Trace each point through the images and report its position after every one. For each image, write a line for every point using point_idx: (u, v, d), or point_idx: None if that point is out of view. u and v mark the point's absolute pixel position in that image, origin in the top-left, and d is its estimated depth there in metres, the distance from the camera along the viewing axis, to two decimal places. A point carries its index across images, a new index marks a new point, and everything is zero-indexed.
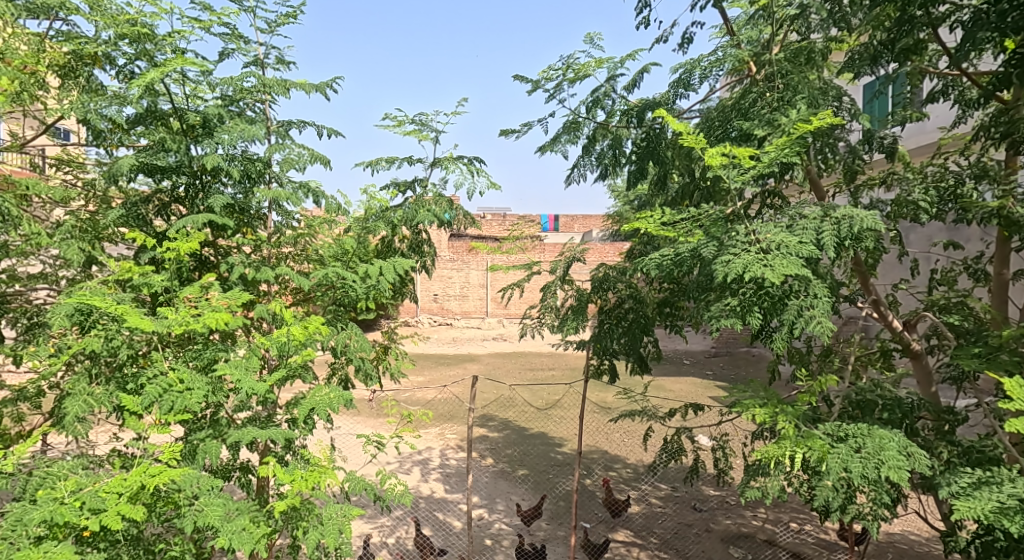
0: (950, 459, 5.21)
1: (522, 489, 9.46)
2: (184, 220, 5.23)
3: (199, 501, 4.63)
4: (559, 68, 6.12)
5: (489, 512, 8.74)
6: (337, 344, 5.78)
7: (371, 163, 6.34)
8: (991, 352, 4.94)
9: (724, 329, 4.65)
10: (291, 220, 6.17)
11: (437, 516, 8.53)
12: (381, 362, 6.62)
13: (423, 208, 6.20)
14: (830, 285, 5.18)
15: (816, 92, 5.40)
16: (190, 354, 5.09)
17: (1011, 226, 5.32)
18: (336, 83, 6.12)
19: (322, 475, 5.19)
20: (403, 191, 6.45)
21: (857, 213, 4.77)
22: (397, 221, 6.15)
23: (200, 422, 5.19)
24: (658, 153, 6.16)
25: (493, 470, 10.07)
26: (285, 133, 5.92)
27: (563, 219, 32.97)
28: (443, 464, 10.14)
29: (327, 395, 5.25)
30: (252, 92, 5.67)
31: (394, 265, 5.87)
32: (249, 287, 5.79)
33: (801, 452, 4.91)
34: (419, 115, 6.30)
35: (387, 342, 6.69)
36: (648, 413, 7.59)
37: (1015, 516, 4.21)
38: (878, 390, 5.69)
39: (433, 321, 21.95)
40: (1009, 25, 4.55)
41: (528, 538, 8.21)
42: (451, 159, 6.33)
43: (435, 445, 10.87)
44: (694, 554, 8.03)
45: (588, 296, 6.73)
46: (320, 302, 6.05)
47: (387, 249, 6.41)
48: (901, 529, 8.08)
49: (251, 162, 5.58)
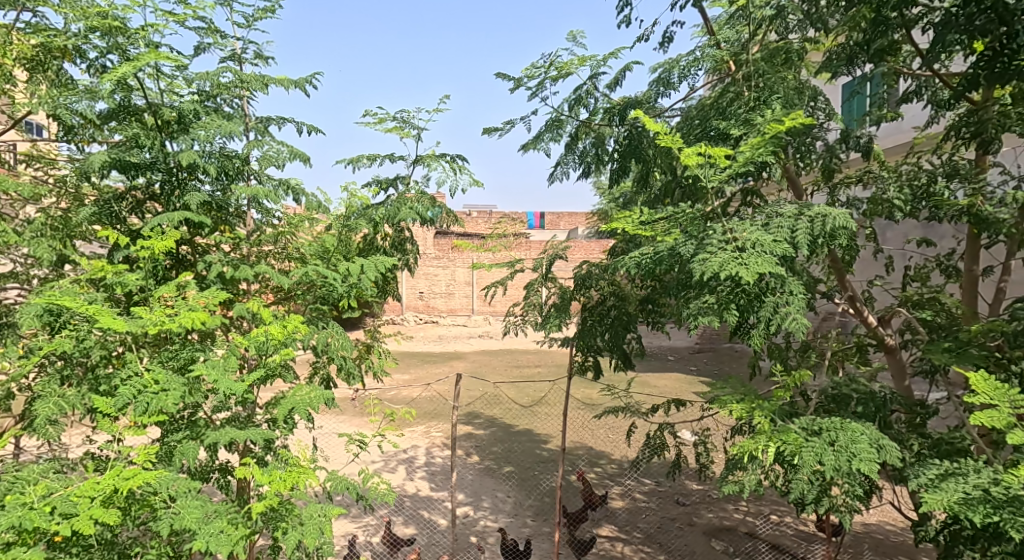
0: (920, 451, 5.30)
1: (507, 486, 9.54)
2: (158, 217, 5.23)
3: (176, 503, 4.67)
4: (542, 66, 6.12)
5: (474, 509, 8.83)
6: (318, 342, 5.79)
7: (353, 161, 6.35)
8: (960, 346, 4.93)
9: (702, 326, 4.77)
10: (271, 218, 6.20)
11: (422, 514, 8.61)
12: (364, 361, 6.64)
13: (406, 206, 6.24)
14: (805, 281, 5.36)
15: (792, 91, 5.59)
16: (167, 354, 5.10)
17: (980, 224, 5.38)
18: (315, 79, 6.13)
19: (301, 475, 5.18)
20: (385, 189, 6.48)
21: (831, 211, 4.92)
22: (380, 218, 6.19)
23: (177, 423, 5.20)
24: (640, 152, 6.17)
25: (478, 467, 10.14)
26: (264, 129, 5.94)
27: (548, 217, 33.28)
28: (429, 462, 10.21)
29: (307, 394, 5.29)
30: (229, 87, 5.68)
31: (376, 263, 5.93)
32: (228, 286, 5.80)
33: (775, 445, 5.08)
34: (401, 113, 6.32)
35: (370, 341, 6.72)
36: (631, 409, 7.71)
37: (980, 507, 4.13)
38: (854, 384, 5.88)
39: (419, 319, 22.04)
40: (977, 29, 4.48)
41: (514, 534, 8.29)
42: (434, 157, 6.38)
43: (420, 443, 10.95)
44: (677, 549, 8.16)
45: (571, 294, 6.80)
46: (302, 301, 6.07)
47: (369, 247, 6.46)
48: (877, 520, 8.25)
49: (229, 158, 5.58)
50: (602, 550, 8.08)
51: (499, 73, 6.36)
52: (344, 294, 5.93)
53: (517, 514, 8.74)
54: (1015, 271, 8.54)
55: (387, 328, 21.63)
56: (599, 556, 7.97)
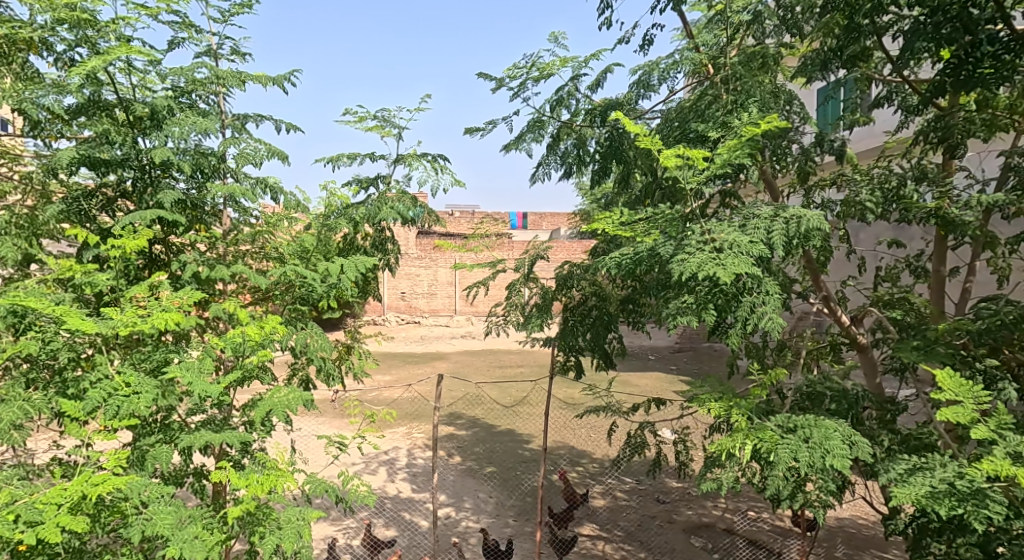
0: (891, 447, 5.44)
1: (488, 487, 9.62)
2: (130, 216, 5.22)
3: (147, 509, 4.74)
4: (524, 66, 6.20)
5: (456, 510, 8.90)
6: (297, 343, 5.82)
7: (333, 159, 6.41)
8: (928, 345, 5.01)
9: (681, 326, 4.88)
10: (248, 217, 6.26)
11: (403, 516, 8.67)
12: (344, 362, 6.69)
13: (386, 206, 6.29)
14: (781, 281, 5.49)
15: (768, 95, 5.68)
16: (139, 356, 5.10)
17: (948, 226, 5.52)
18: (293, 77, 6.17)
19: (280, 478, 5.23)
20: (365, 188, 6.54)
21: (806, 213, 5.07)
22: (360, 218, 6.25)
23: (149, 427, 5.19)
24: (621, 153, 6.32)
25: (460, 468, 10.21)
26: (241, 127, 5.99)
27: (531, 217, 33.41)
28: (410, 464, 10.26)
29: (285, 396, 5.31)
30: (205, 83, 5.71)
31: (356, 263, 5.98)
32: (203, 286, 5.80)
33: (752, 443, 5.19)
34: (381, 111, 6.39)
35: (350, 342, 6.76)
36: (612, 408, 7.82)
37: (945, 500, 4.13)
38: (827, 382, 6.05)
39: (401, 319, 22.02)
40: (943, 37, 4.53)
41: (495, 535, 8.37)
42: (415, 156, 6.45)
43: (402, 444, 11.00)
44: (657, 546, 8.28)
45: (552, 294, 6.88)
46: (280, 301, 6.10)
47: (349, 246, 6.52)
48: (850, 514, 8.45)
49: (204, 156, 5.60)
50: (583, 549, 8.17)
51: (481, 74, 6.42)
52: (324, 294, 5.97)
53: (499, 515, 8.83)
54: (981, 271, 8.78)
55: (368, 329, 21.61)
56: (580, 555, 8.06)
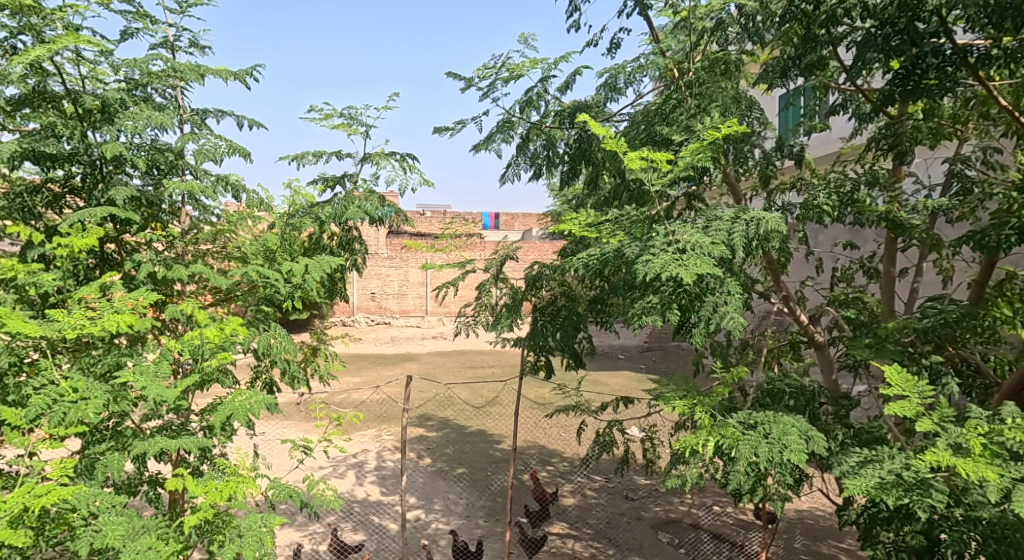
0: (844, 441, 5.67)
1: (458, 488, 9.72)
2: (80, 213, 5.15)
3: (96, 520, 4.58)
4: (493, 67, 6.21)
5: (426, 512, 8.98)
6: (259, 345, 5.85)
7: (297, 158, 6.30)
8: (879, 342, 5.23)
9: (647, 325, 5.06)
10: (209, 215, 6.31)
11: (372, 520, 8.73)
12: (310, 364, 6.74)
13: (353, 205, 6.33)
14: (742, 281, 5.69)
15: (729, 100, 5.86)
16: (89, 361, 5.09)
17: (898, 228, 5.77)
18: (256, 72, 6.04)
19: (239, 484, 5.23)
20: (332, 186, 6.57)
21: (765, 215, 5.27)
22: (326, 217, 6.30)
23: (101, 434, 5.17)
24: (589, 154, 6.46)
25: (430, 470, 10.28)
26: (200, 122, 6.00)
27: (502, 217, 33.55)
28: (379, 467, 10.32)
29: (247, 400, 5.35)
30: (161, 76, 5.67)
31: (321, 264, 6.03)
32: (159, 286, 5.83)
33: (714, 440, 5.38)
34: (347, 109, 6.25)
35: (316, 344, 6.81)
36: (582, 407, 7.97)
37: (893, 490, 4.33)
38: (786, 379, 6.26)
39: (370, 320, 21.94)
40: (892, 50, 4.78)
41: (465, 536, 8.46)
42: (383, 156, 6.50)
43: (371, 447, 11.04)
44: (626, 543, 8.44)
45: (522, 295, 7.00)
46: (243, 302, 6.14)
47: (315, 246, 6.57)
48: (809, 506, 8.74)
49: (160, 152, 5.62)
50: (553, 548, 8.30)
51: (448, 74, 6.35)
52: (288, 296, 6.03)
53: (469, 516, 8.93)
54: (929, 271, 9.16)
55: (336, 330, 21.52)
56: (550, 553, 8.19)
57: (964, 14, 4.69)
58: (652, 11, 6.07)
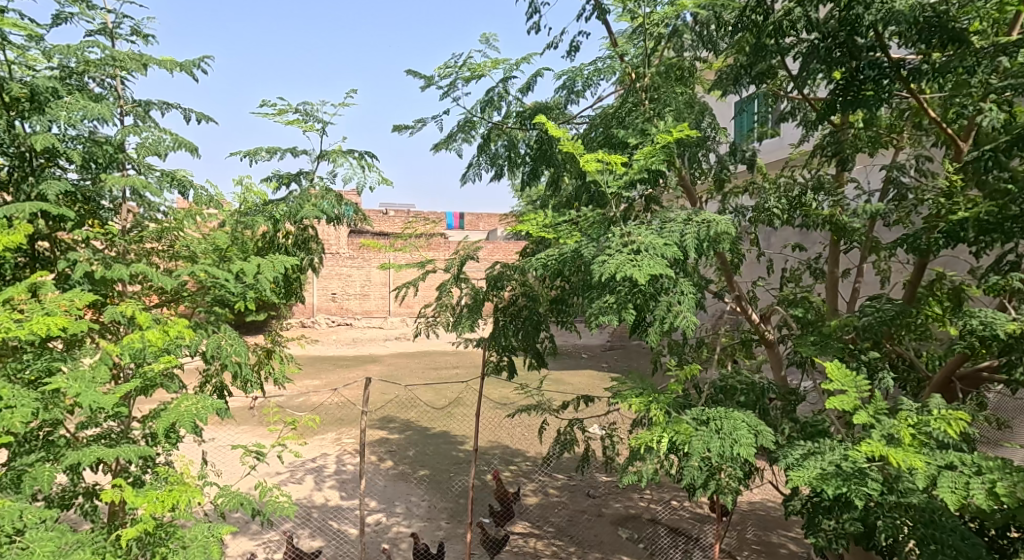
0: (791, 434, 5.92)
1: (420, 490, 9.81)
2: (7, 208, 5.09)
3: (24, 537, 4.47)
4: (455, 66, 6.29)
5: (387, 516, 9.03)
6: (209, 348, 5.79)
7: (249, 154, 6.20)
8: (823, 340, 5.48)
9: (603, 324, 5.21)
10: (155, 213, 6.14)
11: (331, 525, 8.77)
12: (264, 367, 6.75)
13: (309, 203, 6.39)
14: (695, 281, 5.91)
15: (682, 105, 6.09)
16: (19, 367, 5.03)
17: (841, 231, 6.06)
18: (204, 63, 5.95)
19: (183, 494, 5.20)
20: (286, 184, 6.49)
21: (716, 218, 5.48)
22: (280, 216, 6.32)
23: (29, 445, 5.11)
24: (551, 156, 6.59)
25: (392, 473, 10.34)
26: (144, 114, 5.84)
27: (466, 218, 33.67)
28: (338, 470, 10.37)
29: (193, 405, 5.32)
30: (99, 64, 5.54)
31: (273, 263, 6.03)
32: (98, 286, 5.74)
33: (668, 435, 5.56)
34: (303, 105, 6.20)
35: (271, 346, 6.82)
36: (542, 406, 8.12)
37: (833, 481, 4.56)
38: (738, 376, 6.50)
39: (332, 321, 21.79)
40: (834, 61, 5.02)
41: (427, 538, 8.55)
42: (340, 153, 6.45)
43: (330, 451, 11.06)
44: (587, 540, 8.62)
45: (484, 295, 7.10)
46: (195, 302, 6.16)
47: (269, 245, 6.61)
48: (762, 498, 9.06)
49: (98, 145, 5.58)
50: (515, 547, 8.42)
51: (408, 72, 6.44)
52: (240, 295, 6.06)
53: (431, 518, 9.02)
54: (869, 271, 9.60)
55: (296, 332, 21.37)
56: (512, 553, 8.32)
57: (899, 29, 4.95)
58: (610, 16, 6.19)
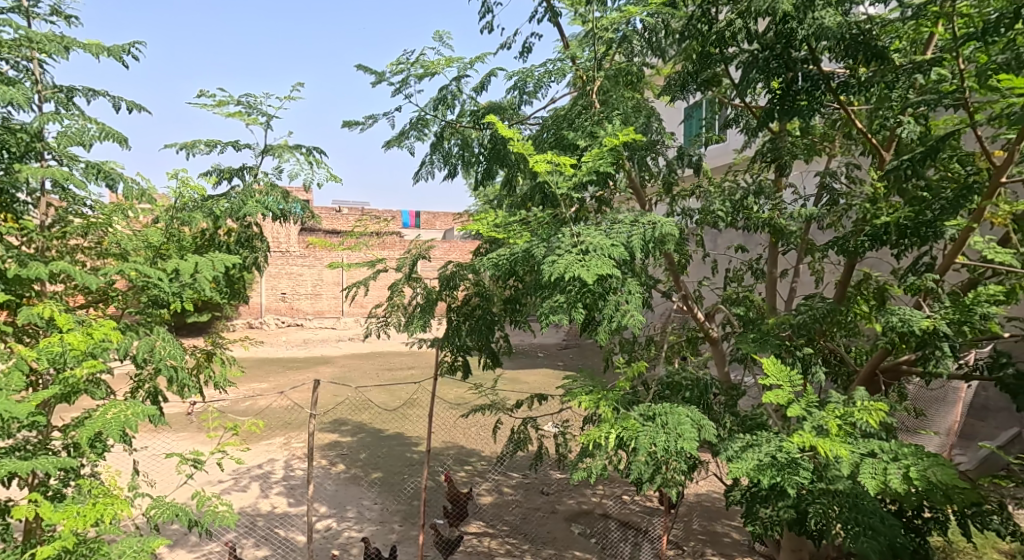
0: (732, 427, 6.20)
1: (372, 494, 9.86)
2: None
3: None
4: (408, 62, 6.24)
5: (337, 522, 9.06)
6: (141, 349, 5.67)
7: (187, 146, 6.14)
8: (763, 337, 5.74)
9: (553, 323, 5.39)
10: (81, 206, 6.03)
11: (279, 533, 8.63)
12: (204, 370, 6.66)
13: (252, 200, 6.38)
14: (642, 280, 6.14)
15: (630, 110, 6.30)
16: None
17: (779, 233, 6.36)
18: (134, 49, 5.98)
19: (108, 507, 5.17)
20: (228, 178, 6.41)
21: (659, 220, 5.71)
22: (221, 212, 6.29)
23: None
24: (505, 156, 6.75)
25: (343, 477, 10.35)
26: (67, 101, 5.77)
27: (423, 216, 33.66)
28: (287, 476, 10.28)
29: (122, 412, 5.32)
30: (17, 47, 5.45)
31: (212, 261, 6.00)
32: (13, 286, 5.63)
33: (616, 431, 5.76)
34: (246, 97, 6.23)
35: (212, 349, 6.77)
36: (496, 406, 8.27)
37: (768, 472, 4.81)
38: (684, 372, 6.75)
39: (280, 321, 21.69)
40: (771, 72, 5.28)
41: (379, 542, 8.62)
42: (285, 148, 6.41)
43: (278, 457, 10.95)
44: (541, 537, 8.81)
45: (437, 295, 7.19)
46: (133, 301, 6.04)
47: (209, 242, 6.51)
48: (708, 490, 9.42)
49: (15, 131, 5.48)
50: (469, 547, 8.54)
51: (356, 66, 6.27)
52: (176, 294, 5.99)
53: (384, 522, 9.10)
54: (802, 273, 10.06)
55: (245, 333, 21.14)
56: (465, 553, 8.44)
57: (829, 43, 5.22)
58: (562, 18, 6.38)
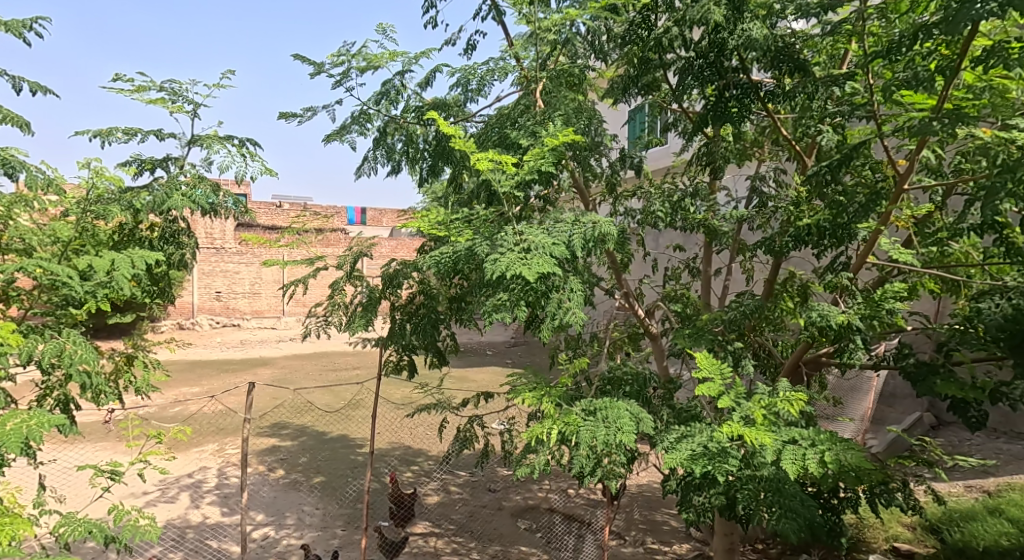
0: (669, 419, 6.46)
1: (312, 499, 9.84)
2: None
3: None
4: (349, 54, 6.31)
5: (275, 530, 8.99)
6: (51, 352, 5.50)
7: (105, 133, 6.12)
8: (698, 333, 6.00)
9: (496, 321, 5.54)
10: None
11: (210, 545, 8.41)
12: (122, 376, 6.59)
13: (177, 193, 6.35)
14: (585, 279, 6.36)
15: (571, 111, 6.49)
16: None
17: (712, 234, 6.67)
18: (40, 23, 5.83)
19: (9, 526, 5.05)
20: (148, 169, 6.41)
21: (599, 220, 5.92)
22: (143, 205, 6.18)
23: None
24: (450, 154, 6.89)
25: (282, 482, 10.27)
26: None
27: (369, 213, 33.49)
28: (220, 484, 9.98)
29: (27, 422, 5.26)
30: None
31: (131, 259, 5.91)
32: None
33: (558, 427, 5.95)
34: (170, 83, 6.23)
35: (132, 351, 6.68)
36: (442, 404, 8.37)
37: (700, 461, 5.05)
38: (625, 368, 7.00)
39: (214, 322, 21.28)
40: (705, 79, 5.53)
41: (321, 548, 8.63)
42: (214, 138, 6.41)
43: (211, 465, 10.66)
44: (487, 534, 8.96)
45: (380, 293, 7.24)
46: (44, 300, 5.95)
47: (129, 237, 6.46)
48: (649, 480, 9.76)
49: None
50: (415, 548, 8.63)
51: (294, 56, 6.32)
52: (88, 294, 5.79)
53: (327, 527, 9.11)
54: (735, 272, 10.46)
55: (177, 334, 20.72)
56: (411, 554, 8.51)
57: (760, 53, 5.48)
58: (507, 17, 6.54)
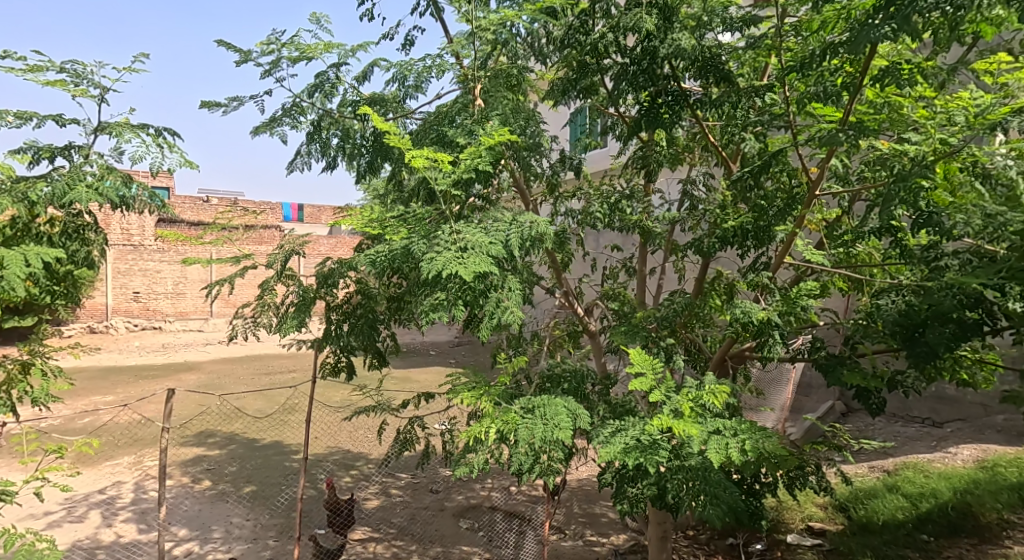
0: (605, 416, 6.67)
1: (241, 510, 9.71)
2: None
3: None
4: (279, 43, 6.32)
5: (200, 544, 8.84)
6: None
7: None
8: (633, 331, 6.21)
9: (433, 320, 5.65)
10: None
11: None
12: (14, 386, 6.38)
13: (83, 185, 6.04)
14: (524, 278, 6.53)
15: (508, 112, 6.63)
16: None
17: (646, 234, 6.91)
18: None
19: None
20: (50, 156, 6.18)
21: (536, 219, 6.10)
22: (41, 199, 5.95)
23: None
24: (387, 151, 6.95)
25: (207, 495, 10.10)
26: None
27: (308, 210, 33.10)
28: (136, 500, 9.73)
29: None
30: None
31: (28, 255, 5.74)
32: None
33: (496, 426, 6.10)
34: (74, 66, 6.02)
35: (30, 358, 6.49)
36: (380, 407, 8.40)
37: (632, 454, 5.26)
38: (563, 366, 7.19)
39: (131, 325, 20.69)
40: (639, 84, 5.73)
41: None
42: (124, 125, 6.24)
43: (126, 479, 10.38)
44: (429, 536, 9.03)
45: (314, 294, 7.22)
46: None
47: (26, 230, 6.18)
48: (587, 475, 10.00)
49: None
50: (355, 553, 8.64)
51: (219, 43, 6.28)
52: None
53: (260, 537, 9.03)
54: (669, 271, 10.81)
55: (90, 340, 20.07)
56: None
57: (690, 62, 5.70)
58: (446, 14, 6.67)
